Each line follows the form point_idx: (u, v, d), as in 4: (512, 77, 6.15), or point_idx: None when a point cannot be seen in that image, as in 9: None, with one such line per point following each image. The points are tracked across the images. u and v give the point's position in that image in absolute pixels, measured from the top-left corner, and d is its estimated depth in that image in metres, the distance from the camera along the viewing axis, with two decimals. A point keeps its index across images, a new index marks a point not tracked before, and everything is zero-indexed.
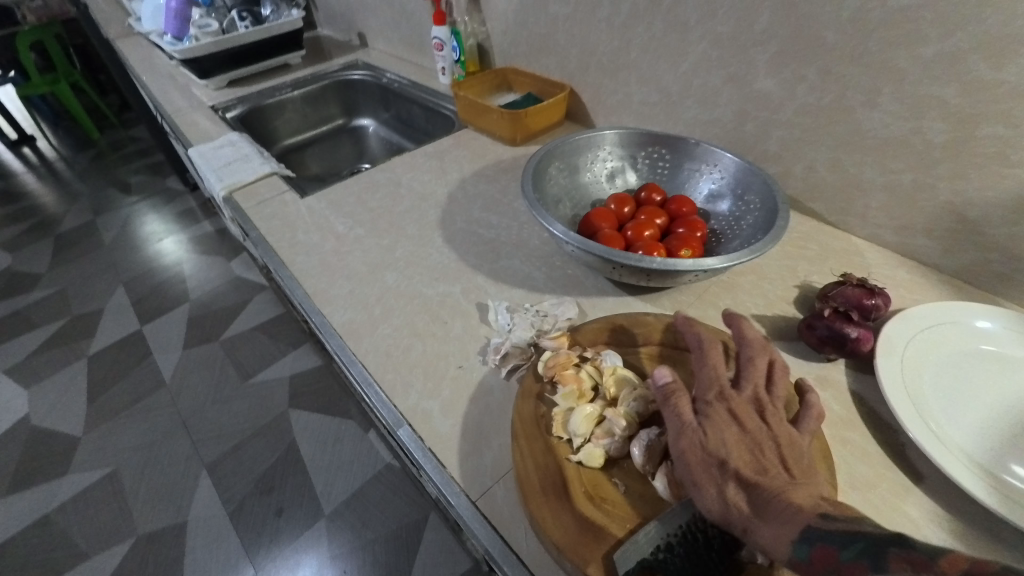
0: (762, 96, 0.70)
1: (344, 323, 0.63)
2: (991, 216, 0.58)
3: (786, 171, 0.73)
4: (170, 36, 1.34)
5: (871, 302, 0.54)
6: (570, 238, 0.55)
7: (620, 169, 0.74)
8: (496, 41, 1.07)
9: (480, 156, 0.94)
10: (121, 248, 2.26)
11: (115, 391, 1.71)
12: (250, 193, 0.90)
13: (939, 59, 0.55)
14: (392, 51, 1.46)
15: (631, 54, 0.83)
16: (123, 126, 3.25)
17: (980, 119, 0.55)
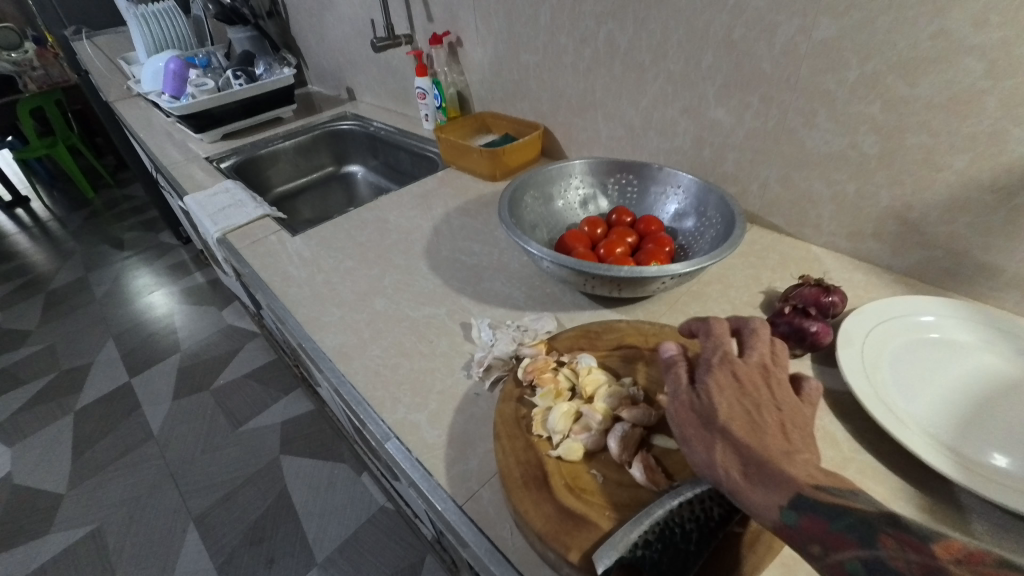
0: (715, 124, 0.77)
1: (335, 346, 0.66)
2: (929, 216, 0.63)
3: (744, 190, 0.79)
4: (169, 95, 1.42)
5: (828, 299, 0.57)
6: (544, 255, 0.59)
7: (592, 195, 0.80)
8: (473, 88, 1.16)
9: (463, 191, 1.00)
10: (113, 302, 2.28)
11: (102, 445, 1.68)
12: (244, 234, 0.94)
13: (862, 81, 0.62)
14: (379, 103, 1.55)
15: (596, 94, 0.90)
16: (118, 185, 3.33)
17: (904, 130, 0.61)
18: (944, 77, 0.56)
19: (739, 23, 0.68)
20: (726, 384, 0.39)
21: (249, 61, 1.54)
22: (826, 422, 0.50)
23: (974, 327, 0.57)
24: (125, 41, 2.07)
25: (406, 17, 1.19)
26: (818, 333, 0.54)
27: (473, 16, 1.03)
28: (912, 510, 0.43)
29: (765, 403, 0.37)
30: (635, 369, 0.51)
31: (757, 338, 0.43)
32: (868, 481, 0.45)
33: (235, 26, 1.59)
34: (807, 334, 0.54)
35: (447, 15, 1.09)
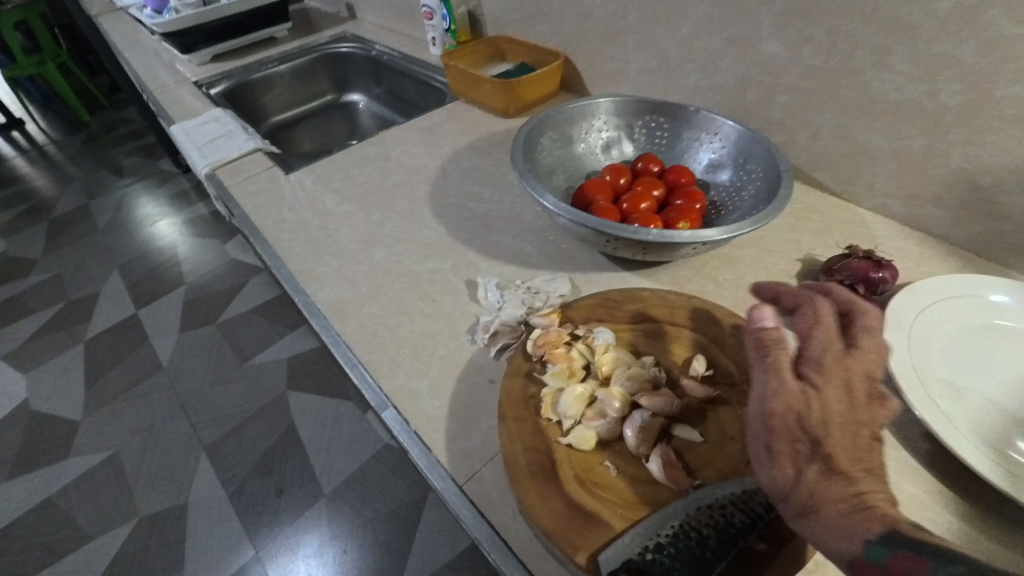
0: (766, 60, 0.67)
1: (330, 302, 0.61)
2: (1008, 181, 0.55)
3: (790, 139, 0.70)
4: (151, 9, 1.29)
5: (878, 276, 0.51)
6: (562, 211, 0.52)
7: (616, 139, 0.71)
8: (487, 7, 1.02)
9: (472, 129, 0.91)
10: (115, 231, 2.24)
11: (113, 374, 1.71)
12: (235, 170, 0.87)
13: (956, 13, 0.51)
14: (382, 21, 1.40)
15: (628, 18, 0.78)
16: (114, 107, 3.18)
17: (998, 78, 0.51)
18: None
19: None
20: (831, 389, 0.33)
21: None
22: None
23: None
24: None
25: None
26: None
27: None
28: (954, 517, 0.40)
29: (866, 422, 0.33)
30: (657, 347, 0.46)
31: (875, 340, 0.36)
32: None
33: None
34: None
35: None
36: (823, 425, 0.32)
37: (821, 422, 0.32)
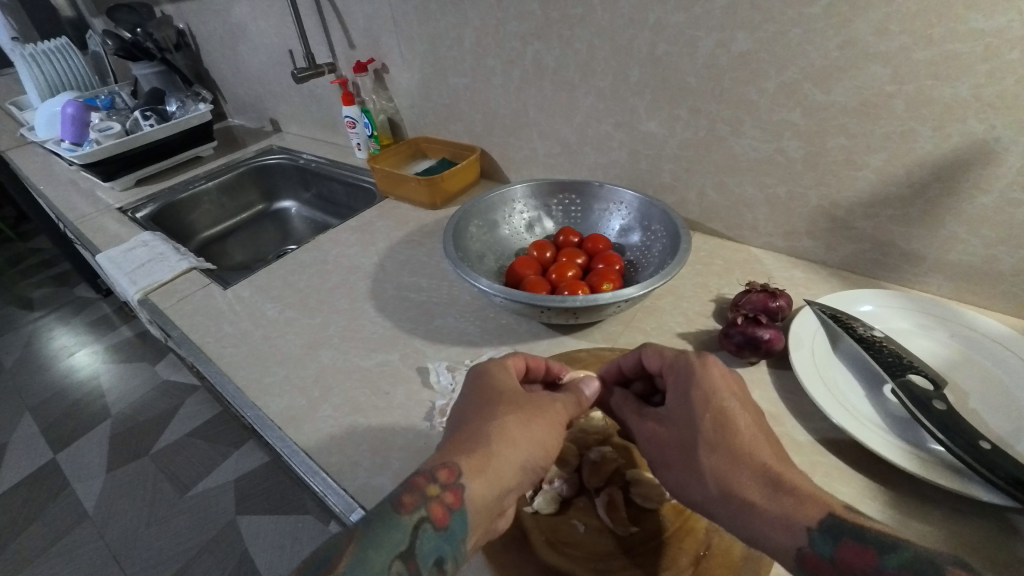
0: (649, 136, 0.78)
1: (282, 411, 0.60)
2: (855, 212, 0.67)
3: (682, 199, 0.81)
4: (69, 142, 1.30)
5: (775, 304, 0.60)
6: (496, 291, 0.58)
7: (537, 218, 0.79)
8: (404, 114, 1.13)
9: (404, 223, 0.97)
10: (24, 369, 2.04)
11: (28, 536, 1.49)
12: (169, 292, 0.86)
13: (781, 90, 0.64)
14: (306, 132, 1.49)
15: (529, 114, 0.90)
16: (21, 238, 3.00)
17: (825, 134, 0.64)
18: (855, 83, 0.59)
19: (661, 39, 0.69)
20: (696, 466, 0.39)
21: (158, 98, 1.42)
22: (788, 428, 0.52)
23: (908, 314, 0.60)
24: (12, 83, 1.88)
25: (327, 44, 1.14)
26: (771, 340, 0.56)
27: (396, 41, 1.00)
28: (878, 507, 0.45)
29: (716, 468, 0.39)
30: None
31: (699, 404, 0.42)
32: (835, 484, 0.47)
33: (140, 61, 1.48)
34: (761, 341, 0.56)
35: (369, 41, 1.05)
36: (720, 478, 0.38)
37: (720, 477, 0.38)
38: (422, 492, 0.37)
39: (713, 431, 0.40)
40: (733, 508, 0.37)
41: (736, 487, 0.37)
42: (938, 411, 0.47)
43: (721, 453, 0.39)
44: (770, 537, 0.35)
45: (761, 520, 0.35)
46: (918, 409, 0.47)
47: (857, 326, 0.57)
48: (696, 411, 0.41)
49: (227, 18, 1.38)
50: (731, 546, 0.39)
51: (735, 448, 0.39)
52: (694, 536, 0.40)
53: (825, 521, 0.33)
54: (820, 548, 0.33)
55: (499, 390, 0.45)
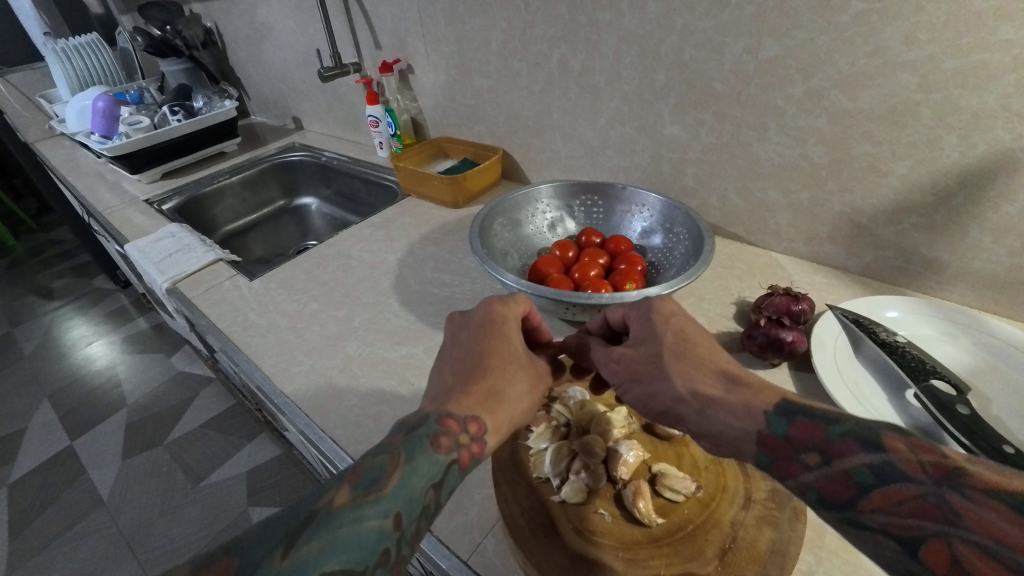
0: (672, 141, 0.79)
1: (310, 399, 0.62)
2: (878, 220, 0.67)
3: (703, 203, 0.82)
4: (98, 135, 1.33)
5: (798, 307, 0.61)
6: (522, 287, 0.60)
7: (560, 218, 0.80)
8: (427, 115, 1.14)
9: (426, 220, 0.98)
10: (44, 357, 2.08)
11: (44, 519, 1.52)
12: (196, 282, 0.88)
13: (807, 96, 0.65)
14: (328, 131, 1.51)
15: (553, 116, 0.91)
16: (42, 229, 3.06)
17: (851, 140, 0.64)
18: (882, 91, 0.60)
19: (688, 45, 0.70)
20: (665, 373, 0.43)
21: (185, 94, 1.46)
22: None
23: (932, 321, 0.60)
24: (42, 77, 1.92)
25: (353, 45, 1.17)
26: (794, 342, 0.57)
27: (422, 42, 1.02)
28: None
29: (684, 374, 0.42)
30: None
31: (664, 327, 0.47)
32: None
33: (168, 58, 1.52)
34: (784, 343, 0.57)
35: (395, 42, 1.08)
36: (686, 380, 0.42)
37: (687, 380, 0.42)
38: (455, 439, 0.37)
39: (677, 346, 0.45)
40: (696, 403, 0.40)
41: (702, 388, 0.41)
42: (962, 415, 0.47)
43: (686, 363, 0.43)
44: (733, 424, 0.37)
45: (723, 410, 0.38)
46: (942, 414, 0.48)
47: (880, 331, 0.58)
48: (660, 332, 0.46)
49: (254, 18, 1.41)
50: (756, 539, 0.40)
51: (697, 357, 0.43)
52: (719, 528, 0.41)
53: (782, 405, 0.35)
54: (776, 428, 0.34)
55: (509, 346, 0.47)
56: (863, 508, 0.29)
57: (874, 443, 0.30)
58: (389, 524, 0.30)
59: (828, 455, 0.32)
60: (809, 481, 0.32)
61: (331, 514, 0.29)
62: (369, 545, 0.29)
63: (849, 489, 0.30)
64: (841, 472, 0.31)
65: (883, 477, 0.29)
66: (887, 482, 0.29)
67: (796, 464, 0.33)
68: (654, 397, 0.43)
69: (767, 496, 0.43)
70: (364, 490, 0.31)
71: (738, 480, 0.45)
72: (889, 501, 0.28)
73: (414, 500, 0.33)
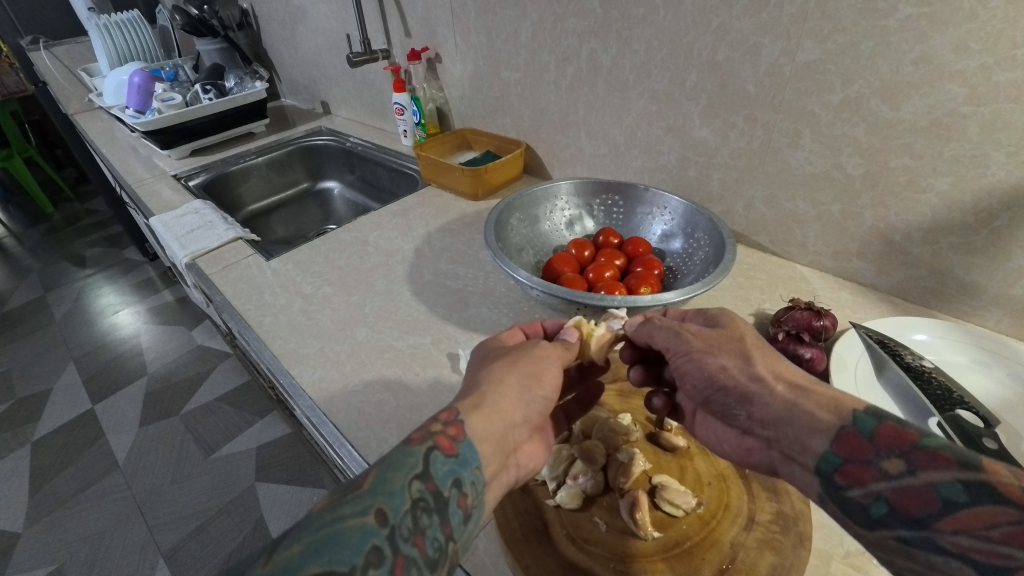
0: (700, 143, 0.77)
1: (315, 382, 0.62)
2: (913, 237, 0.64)
3: (728, 209, 0.80)
4: (132, 109, 1.36)
5: (820, 323, 0.59)
6: (534, 283, 0.59)
7: (578, 217, 0.79)
8: (453, 105, 1.14)
9: (445, 211, 0.98)
10: (72, 323, 2.15)
11: (63, 477, 1.57)
12: (215, 259, 0.89)
13: (846, 103, 0.62)
14: (356, 117, 1.52)
15: (579, 112, 0.89)
16: (79, 199, 3.17)
17: (888, 152, 0.61)
18: (926, 101, 0.57)
19: (722, 45, 0.68)
20: (746, 362, 0.42)
21: (218, 73, 1.48)
22: None
23: (962, 348, 0.57)
24: (85, 51, 1.98)
25: (383, 31, 1.17)
26: (813, 359, 0.56)
27: (452, 31, 1.02)
28: None
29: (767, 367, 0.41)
30: (632, 405, 0.53)
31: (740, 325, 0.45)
32: None
33: (204, 37, 1.54)
34: (802, 360, 0.56)
35: (425, 30, 1.07)
36: (774, 372, 0.40)
37: (777, 371, 0.40)
38: (427, 430, 0.36)
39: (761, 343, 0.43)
40: (783, 393, 0.39)
41: (783, 382, 0.39)
42: (987, 450, 0.46)
43: (769, 358, 0.41)
44: (814, 414, 0.36)
45: (807, 400, 0.37)
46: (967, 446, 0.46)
47: (905, 354, 0.55)
48: (742, 326, 0.45)
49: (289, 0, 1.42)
50: (756, 563, 0.39)
51: (778, 354, 0.42)
52: (718, 548, 0.40)
53: (870, 406, 0.34)
54: (862, 426, 0.34)
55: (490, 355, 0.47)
56: (940, 525, 0.29)
57: (973, 462, 0.29)
58: (372, 520, 0.28)
59: (914, 465, 0.31)
60: (883, 491, 0.32)
61: (311, 518, 0.27)
62: (353, 545, 0.27)
63: (931, 503, 0.30)
64: (924, 486, 0.30)
65: (976, 496, 0.28)
66: (978, 501, 0.28)
67: (871, 471, 0.33)
68: (722, 373, 0.42)
69: (772, 518, 0.41)
70: (342, 493, 0.29)
71: (742, 499, 0.43)
72: (975, 523, 0.27)
73: (396, 494, 0.30)
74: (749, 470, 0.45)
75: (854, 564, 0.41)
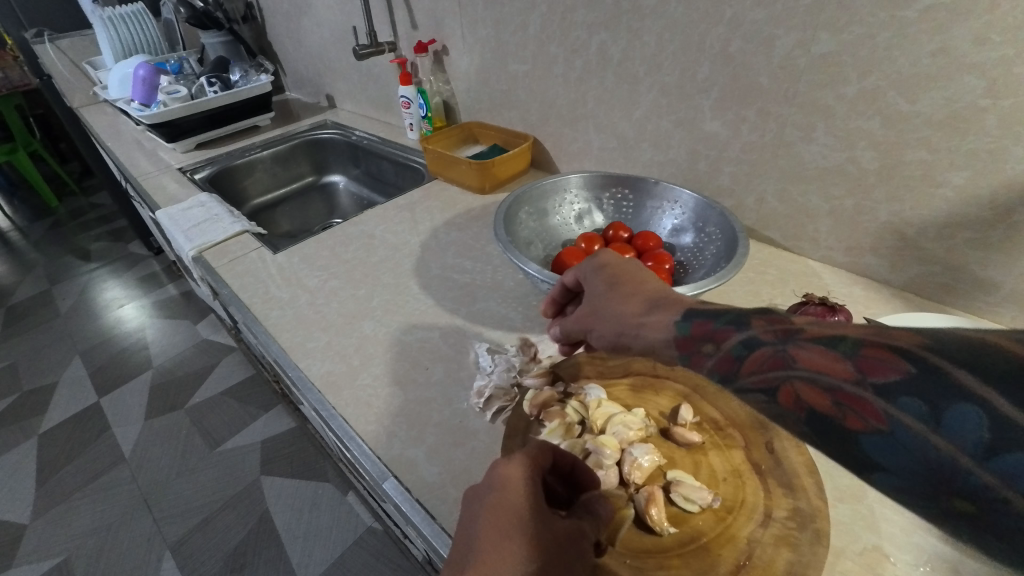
0: (711, 137, 0.76)
1: (323, 375, 0.62)
2: (927, 232, 0.63)
3: (739, 204, 0.79)
4: (137, 102, 1.36)
5: (834, 319, 0.58)
6: (544, 277, 0.58)
7: (587, 210, 0.78)
8: (460, 98, 1.13)
9: (452, 205, 0.97)
10: (77, 316, 2.15)
11: (70, 470, 1.58)
12: (221, 253, 0.89)
13: (861, 96, 0.61)
14: (361, 110, 1.51)
15: (588, 105, 0.89)
16: (84, 193, 3.16)
17: (904, 146, 0.60)
18: (944, 94, 0.56)
19: (735, 36, 0.67)
20: (603, 313, 0.47)
21: (223, 65, 1.47)
22: None
23: None
24: (90, 44, 1.97)
25: (390, 23, 1.16)
26: None
27: (459, 23, 1.01)
28: (934, 541, 0.42)
29: (613, 317, 0.46)
30: (644, 399, 0.53)
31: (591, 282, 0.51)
32: (888, 512, 0.44)
33: (209, 30, 1.53)
34: None
35: (432, 22, 1.06)
36: (620, 315, 0.45)
37: (619, 313, 0.45)
38: None
39: (613, 289, 0.48)
40: (634, 329, 0.43)
41: (634, 320, 0.44)
42: None
43: (616, 306, 0.46)
44: (659, 338, 0.41)
45: (649, 328, 0.42)
46: None
47: None
48: (591, 284, 0.50)
49: None
50: (773, 560, 0.38)
51: (627, 293, 0.47)
52: (734, 544, 0.40)
53: (684, 316, 0.39)
54: (687, 338, 0.38)
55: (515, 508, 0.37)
56: (788, 387, 0.31)
57: (791, 334, 0.32)
58: None
59: (751, 351, 0.34)
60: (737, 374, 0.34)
61: None
62: None
63: (773, 372, 0.32)
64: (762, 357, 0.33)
65: (801, 357, 0.31)
66: (808, 360, 0.31)
67: (724, 360, 0.35)
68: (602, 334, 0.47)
69: (788, 515, 0.41)
70: None
71: (757, 495, 0.43)
72: (814, 374, 0.30)
73: None
74: (764, 465, 0.45)
75: (869, 563, 0.41)
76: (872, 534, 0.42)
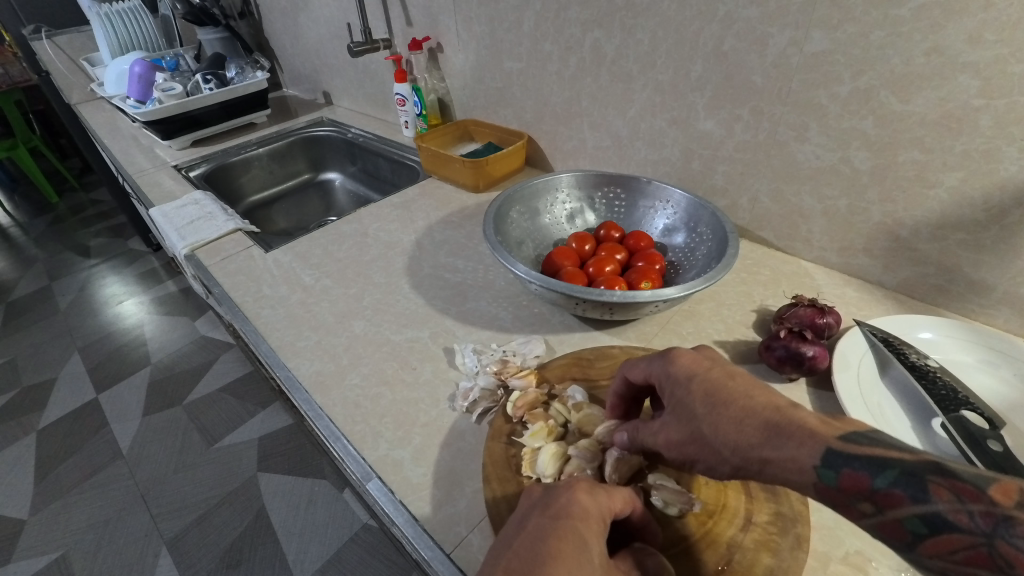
0: (705, 136, 0.75)
1: (312, 375, 0.62)
2: (920, 234, 0.63)
3: (733, 204, 0.78)
4: (134, 99, 1.35)
5: (823, 321, 0.58)
6: (532, 278, 0.58)
7: (579, 210, 0.78)
8: (455, 95, 1.12)
9: (446, 203, 0.97)
10: (76, 312, 2.16)
11: (68, 465, 1.59)
12: (214, 251, 0.89)
13: (854, 96, 0.60)
14: (357, 107, 1.51)
15: (582, 104, 0.88)
16: (84, 189, 3.17)
17: (898, 146, 0.60)
18: (937, 94, 0.55)
19: (729, 35, 0.66)
20: (708, 429, 0.35)
21: (219, 62, 1.47)
22: None
23: (968, 348, 0.56)
24: (88, 40, 1.97)
25: (385, 20, 1.15)
26: (816, 358, 0.54)
27: (454, 20, 1.00)
28: None
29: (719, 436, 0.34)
30: None
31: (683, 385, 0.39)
32: None
33: (205, 26, 1.53)
34: (804, 357, 0.55)
35: (427, 19, 1.06)
36: (728, 438, 0.34)
37: (727, 434, 0.34)
38: None
39: (713, 392, 0.36)
40: (756, 468, 0.32)
41: (759, 456, 0.32)
42: (993, 452, 0.44)
43: (722, 424, 0.35)
44: (792, 482, 0.30)
45: (779, 470, 0.31)
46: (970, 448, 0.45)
47: (910, 354, 0.54)
48: (681, 386, 0.38)
49: None
50: (753, 564, 0.38)
51: (734, 401, 0.35)
52: (714, 549, 0.40)
53: (829, 453, 0.28)
54: (830, 484, 0.28)
55: (585, 553, 0.36)
56: (918, 550, 0.26)
57: (911, 482, 0.26)
58: None
59: (878, 504, 0.27)
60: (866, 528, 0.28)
61: None
62: None
63: (902, 536, 0.26)
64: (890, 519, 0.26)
65: (930, 524, 0.25)
66: (935, 530, 0.25)
67: (853, 511, 0.28)
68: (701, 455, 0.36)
69: (769, 519, 0.41)
70: None
71: (739, 498, 0.43)
72: (942, 547, 0.24)
73: None
74: None
75: (853, 566, 0.40)
76: (855, 538, 0.42)
